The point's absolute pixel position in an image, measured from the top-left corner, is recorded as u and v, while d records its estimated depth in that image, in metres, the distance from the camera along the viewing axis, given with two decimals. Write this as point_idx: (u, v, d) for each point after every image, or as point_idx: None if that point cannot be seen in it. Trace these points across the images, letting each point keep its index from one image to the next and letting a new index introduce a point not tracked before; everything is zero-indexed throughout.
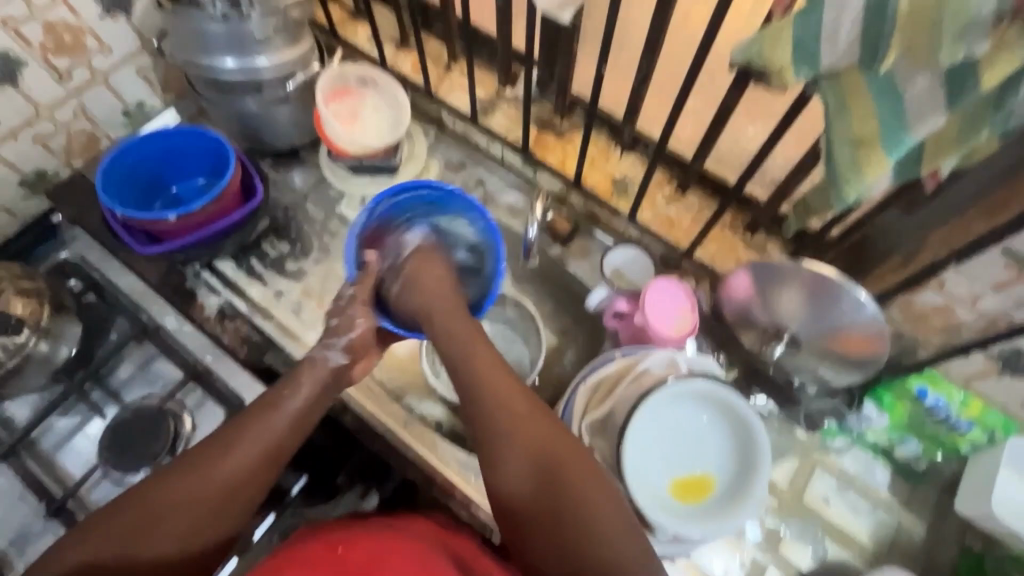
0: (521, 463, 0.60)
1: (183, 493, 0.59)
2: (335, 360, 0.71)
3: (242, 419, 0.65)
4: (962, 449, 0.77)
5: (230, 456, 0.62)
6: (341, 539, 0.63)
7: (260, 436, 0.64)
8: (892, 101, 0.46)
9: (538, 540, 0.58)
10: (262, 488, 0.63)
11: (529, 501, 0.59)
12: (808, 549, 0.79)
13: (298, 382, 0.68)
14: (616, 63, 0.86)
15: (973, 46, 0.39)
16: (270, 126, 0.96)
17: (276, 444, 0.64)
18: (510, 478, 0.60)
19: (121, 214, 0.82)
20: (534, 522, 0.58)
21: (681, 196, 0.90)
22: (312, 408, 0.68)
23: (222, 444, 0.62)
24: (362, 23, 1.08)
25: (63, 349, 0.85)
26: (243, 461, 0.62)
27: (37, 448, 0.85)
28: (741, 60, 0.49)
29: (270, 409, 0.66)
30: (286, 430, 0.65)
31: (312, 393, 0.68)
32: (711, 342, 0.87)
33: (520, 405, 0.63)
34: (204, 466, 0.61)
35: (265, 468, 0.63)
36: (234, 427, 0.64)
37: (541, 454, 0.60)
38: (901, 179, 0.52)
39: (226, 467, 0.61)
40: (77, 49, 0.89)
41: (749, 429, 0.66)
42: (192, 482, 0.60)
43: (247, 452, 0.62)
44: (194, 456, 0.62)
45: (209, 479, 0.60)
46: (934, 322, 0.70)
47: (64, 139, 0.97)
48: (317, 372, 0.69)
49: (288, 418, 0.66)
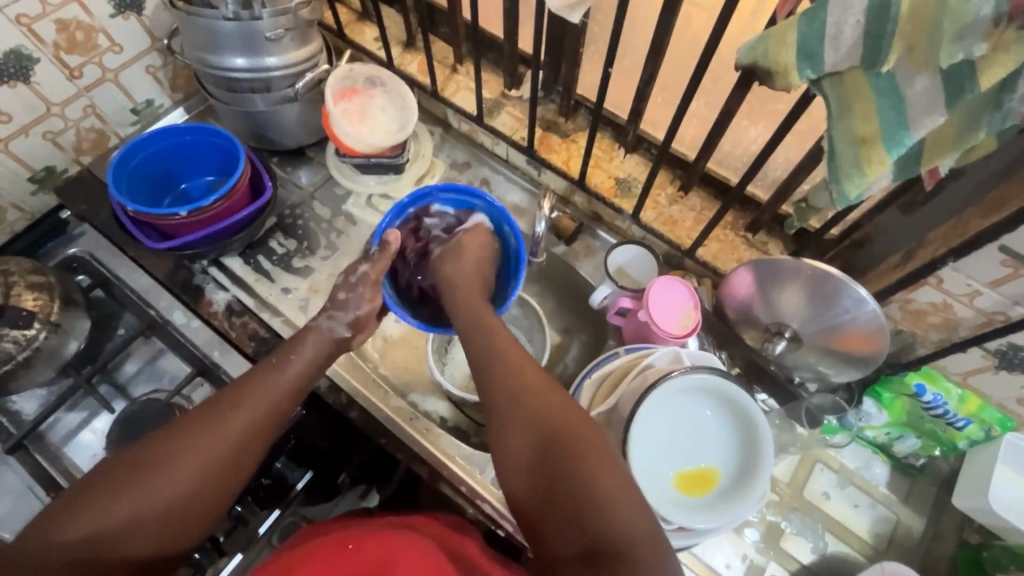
0: (525, 444, 0.61)
1: (192, 450, 0.60)
2: (338, 332, 0.76)
3: (244, 381, 0.67)
4: (960, 444, 0.79)
5: (238, 413, 0.63)
6: (351, 536, 0.64)
7: (264, 395, 0.66)
8: (893, 101, 0.47)
9: (549, 515, 0.56)
10: (267, 446, 0.65)
11: (536, 482, 0.59)
12: (808, 544, 0.80)
13: (303, 346, 0.72)
14: (622, 64, 0.87)
15: (972, 47, 0.40)
16: (278, 125, 0.98)
17: (279, 403, 0.67)
18: (517, 462, 0.61)
19: (132, 210, 0.82)
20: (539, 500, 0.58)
21: (684, 196, 0.92)
22: (311, 372, 0.71)
23: (228, 400, 0.64)
24: (369, 25, 1.09)
25: (72, 344, 0.85)
26: (250, 416, 0.64)
27: (44, 442, 0.86)
28: (747, 60, 0.51)
29: (272, 370, 0.68)
30: (287, 390, 0.68)
31: (310, 355, 0.72)
32: (713, 339, 0.85)
33: (528, 385, 0.64)
34: (212, 423, 0.62)
35: (270, 423, 0.65)
36: (237, 386, 0.66)
37: (544, 432, 0.60)
38: (901, 177, 0.54)
39: (234, 420, 0.63)
40: (88, 47, 0.90)
41: (752, 424, 0.67)
42: (199, 433, 0.61)
43: (253, 407, 0.65)
44: (198, 413, 0.63)
45: (217, 431, 0.61)
46: (933, 319, 0.71)
47: (73, 135, 0.98)
48: (318, 339, 0.74)
49: (289, 380, 0.68)
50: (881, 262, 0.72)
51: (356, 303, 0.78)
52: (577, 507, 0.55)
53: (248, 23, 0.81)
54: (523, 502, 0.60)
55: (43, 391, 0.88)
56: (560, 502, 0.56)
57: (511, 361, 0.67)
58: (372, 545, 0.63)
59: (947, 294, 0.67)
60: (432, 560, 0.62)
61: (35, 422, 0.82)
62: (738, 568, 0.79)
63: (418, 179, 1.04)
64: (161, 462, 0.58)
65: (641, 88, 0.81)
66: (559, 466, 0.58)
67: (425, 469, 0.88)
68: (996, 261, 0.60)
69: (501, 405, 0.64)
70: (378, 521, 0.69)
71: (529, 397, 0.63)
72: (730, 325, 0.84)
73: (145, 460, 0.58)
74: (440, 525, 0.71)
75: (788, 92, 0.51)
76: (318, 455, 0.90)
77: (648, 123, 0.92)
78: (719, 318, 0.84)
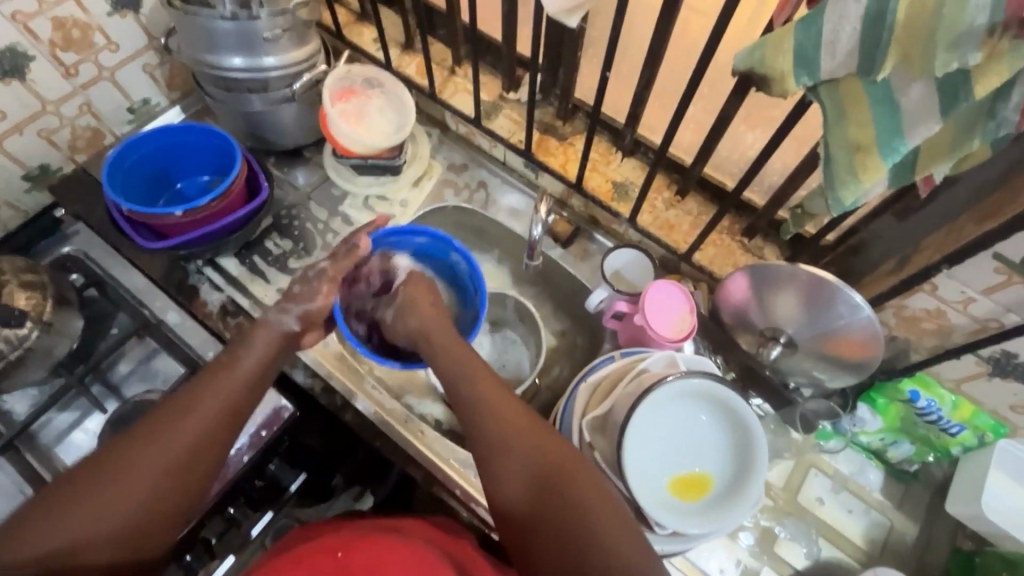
0: (520, 473, 0.61)
1: (150, 455, 0.59)
2: (288, 325, 0.75)
3: (196, 381, 0.66)
4: (953, 450, 0.79)
5: (193, 412, 0.63)
6: (341, 543, 0.63)
7: (216, 395, 0.65)
8: (888, 108, 0.47)
9: (537, 530, 0.58)
10: (224, 446, 0.64)
11: (534, 505, 0.60)
12: (802, 549, 0.80)
13: (250, 341, 0.71)
14: (620, 69, 0.87)
15: (966, 57, 0.40)
16: (275, 125, 0.98)
17: (233, 399, 0.66)
18: (513, 486, 0.61)
19: (127, 210, 0.82)
20: (528, 516, 0.59)
21: (680, 200, 0.92)
22: (266, 365, 0.71)
23: (179, 406, 0.63)
24: (367, 26, 1.09)
25: (65, 343, 0.84)
26: (202, 416, 0.63)
27: (36, 442, 0.85)
28: (743, 67, 0.51)
29: (222, 370, 0.68)
30: (241, 388, 0.67)
31: (261, 351, 0.71)
32: (707, 344, 0.84)
33: (517, 420, 0.64)
34: (167, 426, 0.61)
35: (224, 422, 0.64)
36: (191, 386, 0.66)
37: (533, 460, 0.61)
38: (896, 185, 0.54)
39: (184, 423, 0.62)
40: (85, 45, 0.89)
41: (747, 429, 0.67)
42: (155, 436, 0.60)
43: (206, 407, 0.64)
44: (147, 422, 0.62)
45: (167, 436, 0.61)
46: (927, 326, 0.71)
47: (68, 133, 0.97)
48: (270, 333, 0.73)
49: (242, 374, 0.68)
50: (876, 268, 0.72)
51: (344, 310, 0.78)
52: (574, 526, 0.57)
53: (246, 23, 0.80)
54: (515, 518, 0.60)
55: (35, 391, 0.88)
56: (557, 522, 0.58)
57: (497, 396, 0.67)
58: (363, 552, 0.62)
59: (942, 301, 0.67)
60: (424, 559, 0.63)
61: (27, 422, 0.82)
62: (732, 573, 0.78)
63: (416, 180, 1.04)
64: (113, 474, 0.58)
65: (639, 92, 0.81)
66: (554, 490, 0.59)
67: (419, 472, 0.87)
68: (990, 268, 0.60)
69: (490, 439, 0.64)
70: (367, 525, 0.68)
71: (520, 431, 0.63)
72: (726, 330, 0.84)
73: (92, 473, 0.57)
74: (435, 528, 0.72)
75: (785, 98, 0.51)
76: (310, 455, 0.88)
77: (646, 127, 0.92)
78: (715, 322, 0.84)
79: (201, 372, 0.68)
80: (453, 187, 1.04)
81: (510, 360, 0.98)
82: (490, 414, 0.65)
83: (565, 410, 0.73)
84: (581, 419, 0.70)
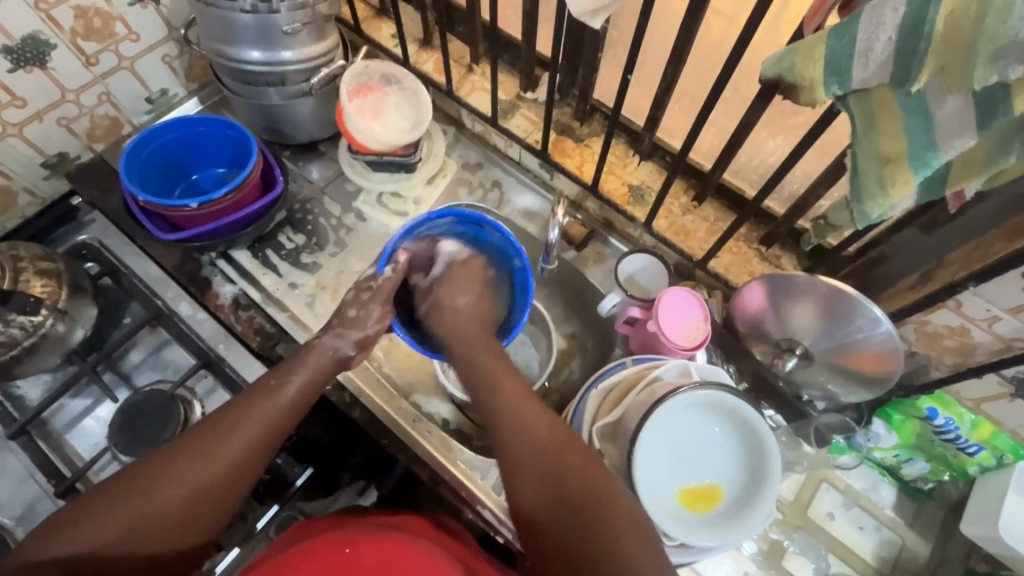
0: (537, 482, 0.61)
1: (189, 474, 0.59)
2: (342, 350, 0.74)
3: (241, 400, 0.65)
4: (970, 471, 0.77)
5: (235, 435, 0.62)
6: (347, 538, 0.62)
7: (259, 417, 0.64)
8: (921, 121, 0.46)
9: (553, 538, 0.58)
10: (261, 470, 0.64)
11: (552, 509, 0.59)
12: (810, 564, 0.79)
13: (301, 364, 0.71)
14: (641, 72, 0.87)
15: (1007, 69, 0.39)
16: (291, 119, 0.98)
17: (276, 423, 0.65)
18: (533, 487, 0.61)
19: (143, 201, 0.82)
20: (546, 523, 0.59)
21: (698, 206, 0.91)
22: (307, 391, 0.69)
23: (222, 424, 0.63)
24: (386, 22, 1.09)
25: (79, 330, 0.85)
26: (245, 440, 0.62)
27: (48, 428, 0.86)
28: (772, 74, 0.50)
29: (269, 391, 0.67)
30: (283, 413, 0.66)
31: (307, 375, 0.70)
32: (721, 352, 0.83)
33: (537, 430, 0.64)
34: (209, 447, 0.61)
35: (265, 447, 0.64)
36: (235, 405, 0.65)
37: (547, 468, 0.61)
38: (925, 199, 0.52)
39: (227, 445, 0.61)
40: (106, 34, 0.90)
41: (761, 443, 0.65)
42: (196, 456, 0.60)
43: (247, 432, 0.63)
44: (190, 436, 0.62)
45: (209, 456, 0.60)
46: (950, 343, 0.70)
47: (87, 122, 0.98)
48: (322, 355, 0.73)
49: (287, 400, 0.67)
50: (897, 282, 0.71)
51: (361, 308, 0.78)
52: (591, 535, 0.56)
53: (265, 16, 0.80)
54: (534, 525, 0.60)
55: (48, 377, 0.88)
56: (574, 529, 0.57)
57: (522, 406, 0.66)
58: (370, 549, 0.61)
59: (965, 319, 0.66)
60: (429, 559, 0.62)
61: (39, 408, 0.83)
62: None
63: (430, 178, 1.03)
64: (150, 488, 0.57)
65: (660, 96, 0.79)
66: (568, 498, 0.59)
67: (425, 472, 0.87)
68: (1017, 287, 0.58)
69: (511, 449, 0.63)
70: (369, 522, 0.68)
71: (540, 439, 0.63)
72: (740, 339, 0.83)
73: (132, 483, 0.57)
74: (435, 529, 0.71)
75: (813, 107, 0.50)
76: (318, 448, 0.89)
77: (664, 131, 0.91)
78: (729, 331, 0.83)
79: (246, 390, 0.67)
80: (467, 186, 1.04)
81: (519, 362, 0.98)
82: (515, 423, 0.65)
83: (576, 414, 0.72)
84: (592, 425, 0.70)
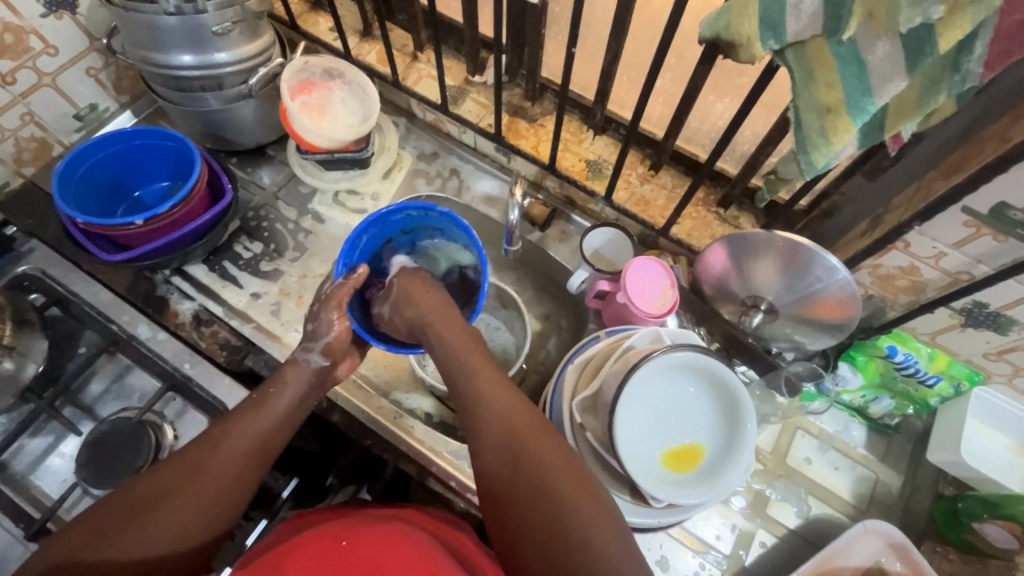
0: (490, 420, 0.65)
1: (179, 486, 0.59)
2: (316, 362, 0.74)
3: (229, 417, 0.66)
4: (931, 402, 0.82)
5: (222, 448, 0.62)
6: (346, 533, 0.60)
7: (248, 429, 0.65)
8: (855, 67, 0.47)
9: (503, 470, 0.62)
10: (254, 481, 0.63)
11: (495, 446, 0.63)
12: (793, 508, 0.82)
13: (286, 379, 0.71)
14: (584, 49, 0.88)
15: (928, 10, 0.40)
16: (234, 125, 0.94)
17: (266, 435, 0.65)
18: (485, 444, 0.64)
19: (82, 223, 0.78)
20: (499, 459, 0.62)
21: (655, 174, 0.92)
22: (299, 404, 0.70)
23: (211, 438, 0.63)
24: (322, 15, 1.06)
25: (31, 366, 0.81)
26: (234, 452, 0.62)
27: (9, 472, 0.82)
28: (709, 34, 0.50)
29: (256, 406, 0.67)
30: (274, 423, 0.67)
31: (297, 389, 0.71)
32: (690, 317, 0.85)
33: (530, 430, 0.63)
34: (197, 461, 0.60)
35: (254, 458, 0.63)
36: (223, 423, 0.65)
37: (513, 444, 0.62)
38: (866, 145, 0.54)
39: (218, 455, 0.61)
40: (20, 50, 0.84)
41: (736, 399, 0.67)
42: (187, 470, 0.60)
43: (235, 443, 0.63)
44: (181, 453, 0.62)
45: (202, 471, 0.60)
46: (902, 283, 0.72)
47: (12, 146, 0.92)
48: (309, 368, 0.73)
49: (275, 413, 0.67)
50: (849, 230, 0.73)
51: (325, 325, 0.75)
52: (538, 469, 0.60)
53: (191, 17, 0.76)
54: (494, 485, 0.62)
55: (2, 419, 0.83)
56: (552, 554, 0.56)
57: (521, 422, 0.64)
58: (371, 541, 0.59)
59: (914, 258, 0.68)
60: (424, 551, 0.60)
61: None
62: (727, 538, 0.80)
63: (385, 172, 1.02)
64: (143, 504, 0.57)
65: (606, 67, 0.79)
66: (549, 510, 0.58)
67: (411, 466, 0.86)
68: (959, 223, 0.60)
69: (491, 475, 0.63)
70: (367, 519, 0.65)
71: (527, 443, 0.62)
72: (708, 302, 0.85)
73: (124, 512, 0.56)
74: (433, 520, 0.70)
75: (753, 64, 0.50)
76: (308, 458, 0.87)
77: (615, 103, 0.91)
78: (696, 295, 0.85)
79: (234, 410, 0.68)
80: (425, 177, 1.02)
81: (496, 349, 0.99)
82: (469, 371, 0.70)
83: (555, 393, 0.73)
84: (571, 401, 0.71)
